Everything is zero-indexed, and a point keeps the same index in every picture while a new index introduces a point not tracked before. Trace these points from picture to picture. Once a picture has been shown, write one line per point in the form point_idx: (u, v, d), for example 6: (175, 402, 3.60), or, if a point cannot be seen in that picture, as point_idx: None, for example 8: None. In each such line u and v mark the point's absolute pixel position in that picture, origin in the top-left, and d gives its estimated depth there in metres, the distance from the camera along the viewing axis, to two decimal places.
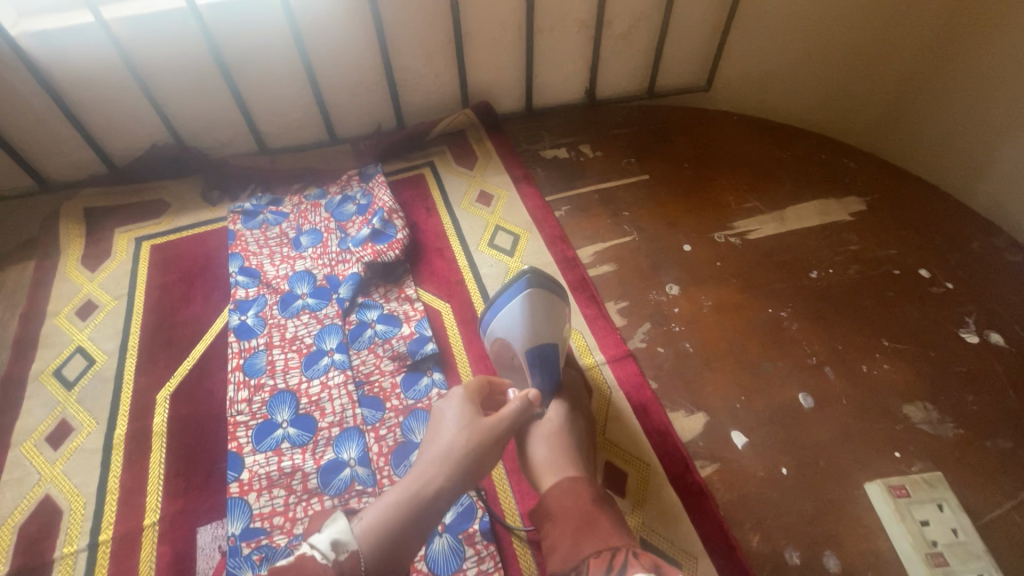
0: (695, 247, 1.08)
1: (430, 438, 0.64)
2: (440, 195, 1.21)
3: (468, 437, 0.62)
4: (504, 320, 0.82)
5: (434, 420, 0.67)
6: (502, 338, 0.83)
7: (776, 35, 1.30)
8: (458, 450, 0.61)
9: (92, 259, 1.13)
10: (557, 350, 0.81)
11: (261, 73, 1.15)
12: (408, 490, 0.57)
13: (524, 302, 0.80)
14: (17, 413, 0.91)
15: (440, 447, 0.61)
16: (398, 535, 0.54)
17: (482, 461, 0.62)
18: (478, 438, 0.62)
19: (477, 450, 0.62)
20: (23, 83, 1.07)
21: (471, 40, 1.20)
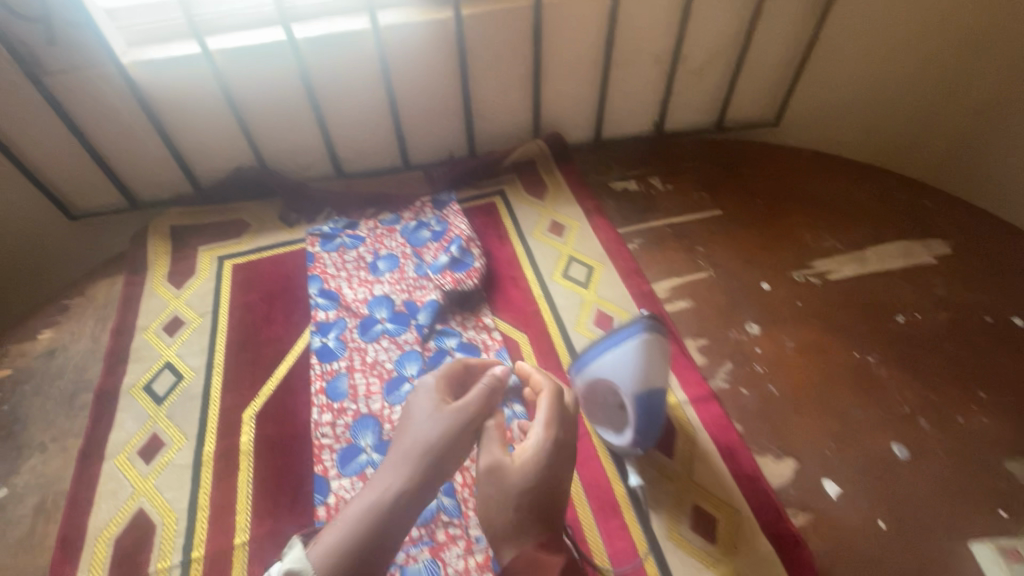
0: (774, 286, 1.06)
1: (399, 434, 0.71)
2: (512, 224, 1.23)
3: (436, 430, 0.69)
4: (612, 364, 0.77)
5: (403, 420, 0.73)
6: (606, 382, 0.79)
7: (845, 65, 1.30)
8: (423, 443, 0.68)
9: (177, 276, 1.17)
10: (664, 397, 0.78)
11: (347, 101, 1.19)
12: (372, 496, 0.64)
13: (639, 348, 0.76)
14: (111, 426, 0.94)
15: (406, 448, 0.68)
16: (367, 540, 0.61)
17: (447, 450, 0.69)
18: (443, 429, 0.69)
19: (441, 442, 0.68)
20: (127, 108, 1.12)
21: (548, 73, 1.23)
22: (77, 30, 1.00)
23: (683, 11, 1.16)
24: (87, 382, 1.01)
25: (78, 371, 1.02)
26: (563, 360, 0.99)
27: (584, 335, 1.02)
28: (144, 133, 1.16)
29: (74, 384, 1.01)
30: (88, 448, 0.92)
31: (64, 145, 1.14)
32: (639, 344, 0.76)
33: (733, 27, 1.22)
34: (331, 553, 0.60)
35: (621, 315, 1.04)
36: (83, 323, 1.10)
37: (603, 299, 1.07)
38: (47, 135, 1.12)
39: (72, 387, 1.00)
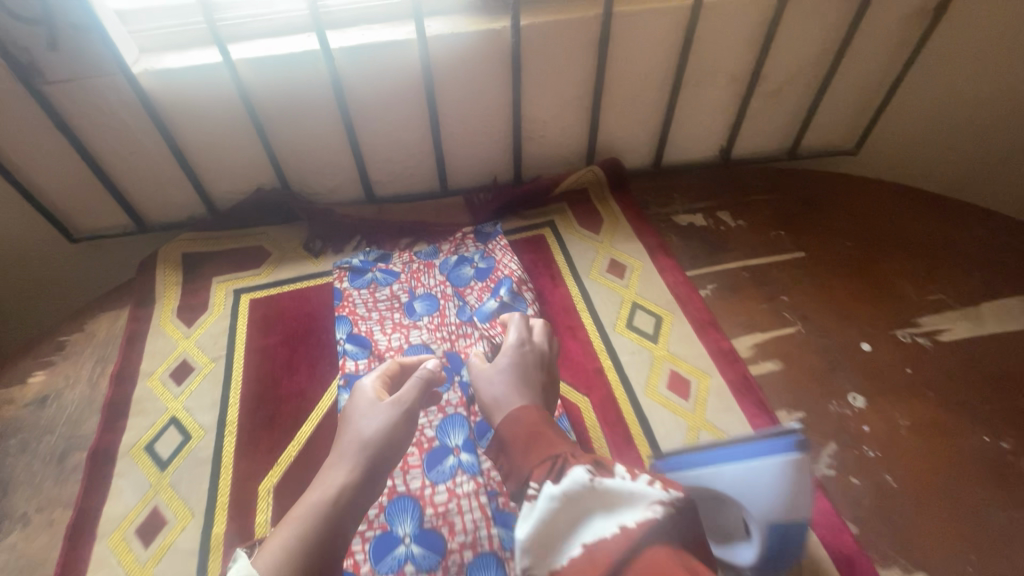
0: (877, 347, 0.91)
1: (341, 437, 0.73)
2: (565, 261, 1.09)
3: (380, 425, 0.72)
4: (746, 481, 0.62)
5: (343, 422, 0.75)
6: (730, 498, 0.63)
7: (939, 89, 1.15)
8: (370, 439, 0.71)
9: (188, 311, 1.03)
10: (802, 529, 0.65)
11: (383, 118, 1.05)
12: (321, 495, 0.65)
13: (789, 470, 0.62)
14: (106, 496, 0.81)
15: (349, 445, 0.70)
16: (319, 537, 0.61)
17: (391, 442, 0.72)
18: (387, 423, 0.73)
19: (385, 434, 0.72)
20: (137, 123, 0.99)
21: (610, 92, 1.09)
22: (82, 34, 0.87)
23: (769, 26, 1.02)
24: (82, 439, 0.87)
25: (72, 425, 0.89)
26: (633, 432, 0.84)
27: (656, 401, 0.87)
28: (156, 150, 1.03)
29: (66, 440, 0.87)
30: (77, 524, 0.78)
31: (65, 161, 1.01)
32: (791, 464, 0.62)
33: (822, 44, 1.07)
34: (282, 554, 0.59)
35: (699, 378, 0.89)
36: (79, 365, 0.97)
37: (675, 356, 0.92)
38: (47, 150, 0.99)
39: (64, 444, 0.87)
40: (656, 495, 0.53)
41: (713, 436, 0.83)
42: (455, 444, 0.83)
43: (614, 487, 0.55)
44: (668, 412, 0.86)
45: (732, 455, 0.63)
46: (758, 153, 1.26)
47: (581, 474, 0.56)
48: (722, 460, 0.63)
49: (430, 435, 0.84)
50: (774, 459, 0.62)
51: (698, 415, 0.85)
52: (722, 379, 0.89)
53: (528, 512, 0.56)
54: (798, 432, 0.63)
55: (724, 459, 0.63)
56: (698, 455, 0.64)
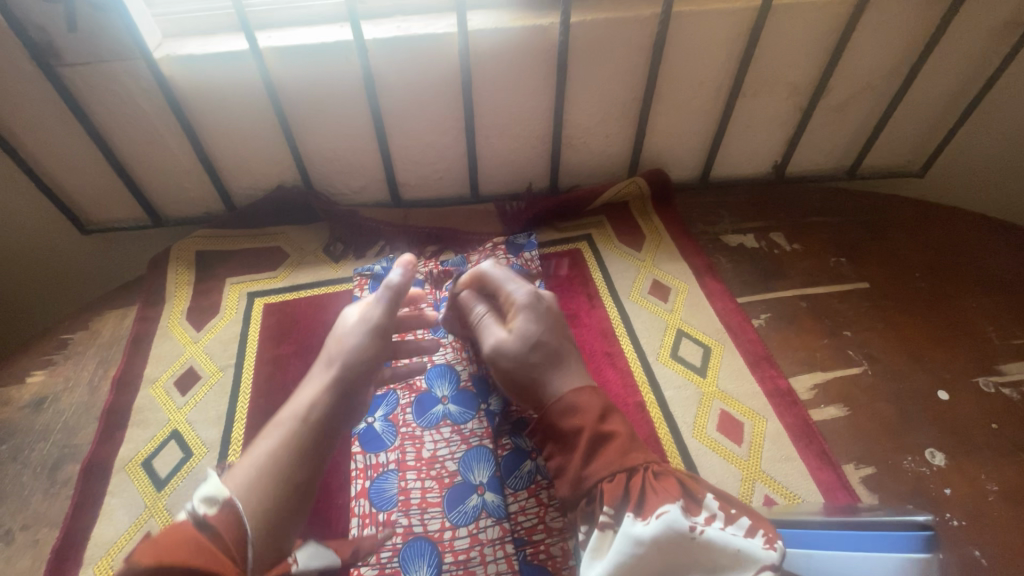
0: (955, 397, 0.82)
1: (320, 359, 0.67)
2: (604, 280, 1.00)
3: (359, 339, 0.66)
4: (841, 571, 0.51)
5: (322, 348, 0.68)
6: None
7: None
8: (345, 354, 0.65)
9: (198, 314, 0.97)
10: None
11: (416, 117, 0.98)
12: (292, 412, 0.60)
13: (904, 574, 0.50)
14: (97, 516, 0.74)
15: (325, 366, 0.65)
16: (289, 459, 0.56)
17: (371, 357, 0.66)
18: (367, 338, 0.67)
19: (362, 350, 0.65)
20: (155, 111, 0.92)
21: (661, 99, 1.00)
22: (102, 14, 0.80)
23: (843, 34, 0.92)
24: (76, 450, 0.81)
25: (68, 432, 0.83)
26: None
27: (705, 444, 0.78)
28: (174, 141, 0.97)
29: (60, 450, 0.81)
30: (63, 547, 0.71)
31: (79, 148, 0.95)
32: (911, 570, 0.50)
33: (898, 56, 0.97)
34: (251, 480, 0.54)
35: (754, 420, 0.80)
36: (81, 367, 0.90)
37: (726, 395, 0.83)
38: (58, 135, 0.93)
39: (57, 454, 0.80)
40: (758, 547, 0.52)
41: (770, 489, 0.74)
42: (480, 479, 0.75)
43: (716, 539, 0.53)
44: (718, 458, 0.77)
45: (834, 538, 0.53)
46: (816, 171, 1.16)
47: (675, 517, 0.53)
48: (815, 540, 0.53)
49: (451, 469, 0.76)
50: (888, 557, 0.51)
51: (753, 464, 0.76)
52: (779, 423, 0.80)
53: (603, 544, 0.54)
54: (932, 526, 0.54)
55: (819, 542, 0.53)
56: (790, 530, 0.55)
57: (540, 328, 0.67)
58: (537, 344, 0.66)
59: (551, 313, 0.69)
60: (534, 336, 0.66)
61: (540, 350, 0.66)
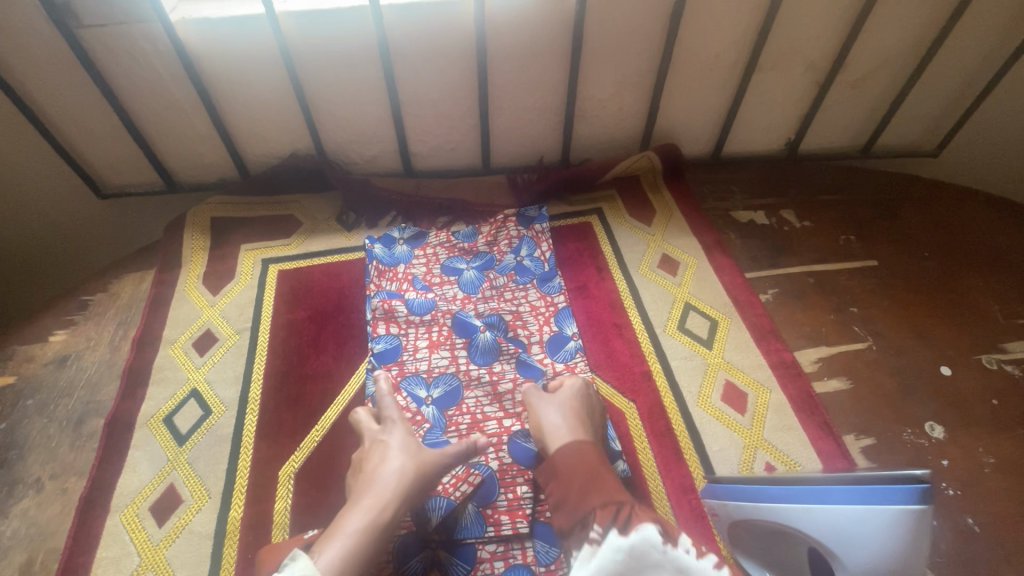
0: (957, 372, 0.84)
1: (376, 461, 0.66)
2: (614, 253, 1.01)
3: (416, 463, 0.65)
4: (843, 532, 0.49)
5: (374, 448, 0.68)
6: (818, 544, 0.51)
7: None
8: (410, 471, 0.64)
9: (214, 279, 0.98)
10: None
11: (429, 85, 0.98)
12: (364, 521, 0.59)
13: (907, 529, 0.47)
14: (122, 468, 0.77)
15: (388, 476, 0.64)
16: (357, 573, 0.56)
17: (422, 487, 0.65)
18: (424, 465, 0.66)
19: (418, 473, 0.65)
20: (171, 75, 0.92)
21: (677, 72, 0.99)
22: None
23: (862, 6, 0.91)
24: (100, 406, 0.84)
25: (91, 388, 0.85)
26: (683, 445, 0.77)
27: (709, 413, 0.80)
28: (189, 105, 0.97)
29: (84, 405, 0.84)
30: (90, 496, 0.74)
31: (96, 112, 0.96)
32: (908, 525, 0.47)
33: (918, 31, 0.96)
34: None
35: (757, 391, 0.82)
36: (101, 327, 0.93)
37: (731, 366, 0.85)
38: (75, 97, 0.93)
39: (81, 409, 0.83)
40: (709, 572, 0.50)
41: (771, 456, 0.76)
42: (494, 452, 0.77)
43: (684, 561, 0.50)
44: (721, 426, 0.79)
45: (828, 493, 0.51)
46: (829, 150, 1.15)
47: (652, 532, 0.52)
48: (810, 497, 0.51)
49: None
50: (886, 513, 0.47)
51: (755, 432, 0.78)
52: (782, 395, 0.81)
53: (590, 556, 0.52)
54: (928, 480, 0.48)
55: (814, 496, 0.51)
56: (791, 488, 0.53)
57: (577, 405, 0.72)
58: (584, 425, 0.69)
59: (589, 399, 0.74)
60: (569, 406, 0.71)
61: (568, 422, 0.69)
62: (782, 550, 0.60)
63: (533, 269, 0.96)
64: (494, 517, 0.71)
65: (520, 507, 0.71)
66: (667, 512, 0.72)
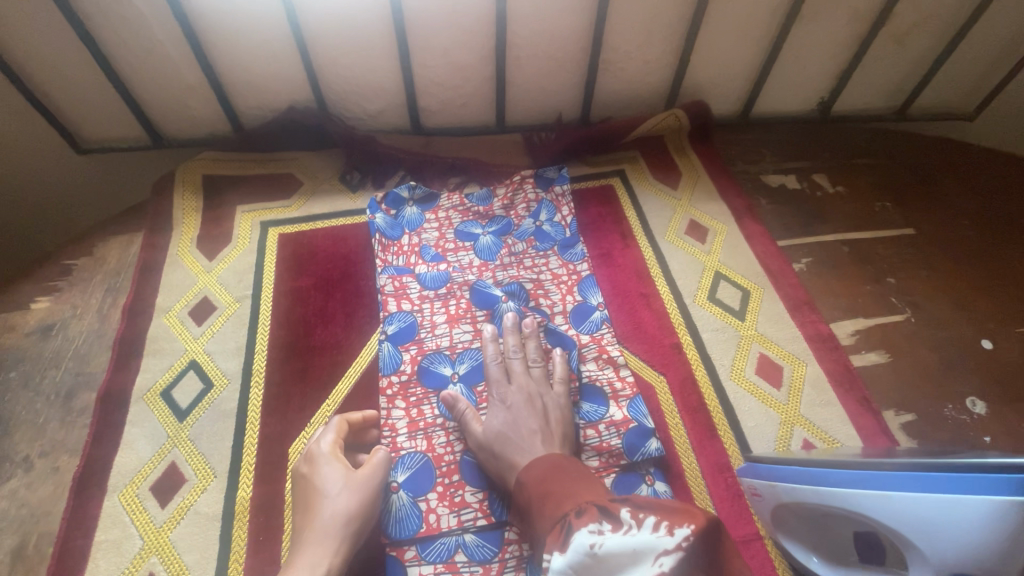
0: (999, 345, 0.80)
1: (310, 505, 0.62)
2: (638, 219, 0.95)
3: (349, 501, 0.61)
4: (924, 520, 0.45)
5: (306, 494, 0.63)
6: (892, 531, 0.48)
7: None
8: (342, 515, 0.60)
9: (209, 243, 0.91)
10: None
11: (440, 31, 0.89)
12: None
13: (1009, 524, 0.42)
14: (118, 445, 0.71)
15: (321, 523, 0.60)
16: None
17: (372, 518, 0.62)
18: (360, 500, 0.62)
19: (360, 514, 0.61)
20: (154, 12, 0.83)
21: (711, 20, 0.92)
22: None
23: None
24: (91, 378, 0.77)
25: (81, 359, 0.79)
26: (716, 420, 0.73)
27: (744, 387, 0.76)
28: (173, 47, 0.87)
29: (74, 378, 0.77)
30: (86, 475, 0.69)
31: (71, 53, 0.86)
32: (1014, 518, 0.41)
33: None
34: None
35: (794, 365, 0.78)
36: (88, 294, 0.85)
37: (765, 338, 0.80)
38: (47, 37, 0.83)
39: (70, 382, 0.77)
40: (664, 545, 0.48)
41: (809, 433, 0.73)
42: None
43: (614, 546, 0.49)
44: (756, 401, 0.75)
45: (907, 480, 0.47)
46: (862, 111, 1.09)
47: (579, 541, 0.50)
48: (887, 482, 0.48)
49: None
50: (983, 503, 0.42)
51: (791, 408, 0.75)
52: (819, 368, 0.78)
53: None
54: None
55: (893, 484, 0.47)
56: (864, 473, 0.50)
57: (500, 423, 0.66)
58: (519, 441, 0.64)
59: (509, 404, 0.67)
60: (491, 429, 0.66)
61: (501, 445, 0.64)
62: (832, 535, 0.58)
63: (554, 235, 0.90)
64: None
65: None
66: (702, 492, 0.69)
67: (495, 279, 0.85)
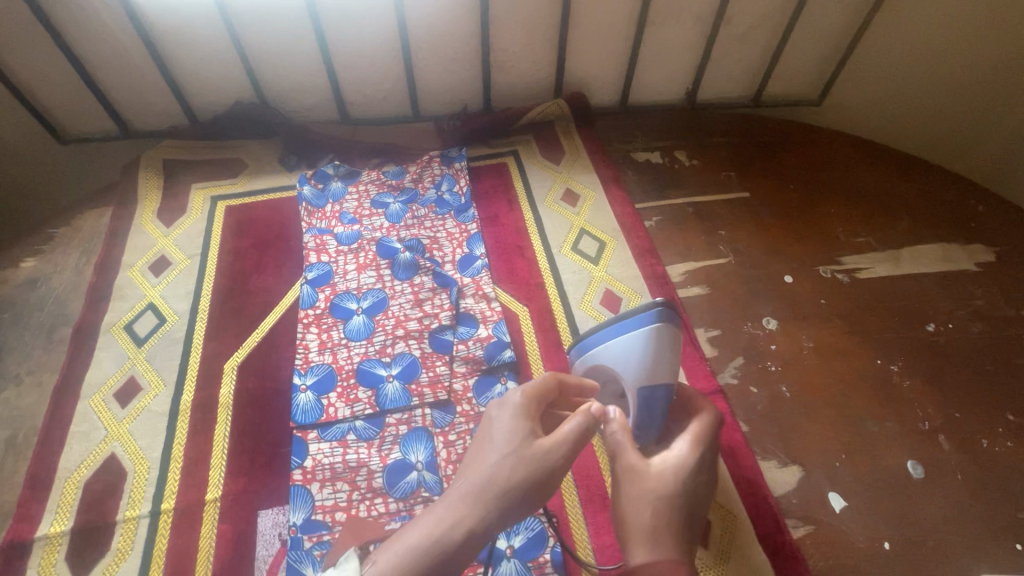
0: (797, 279, 1.00)
1: (477, 451, 0.57)
2: (524, 188, 1.15)
3: (514, 461, 0.54)
4: (622, 352, 0.72)
5: (479, 438, 0.59)
6: (612, 368, 0.74)
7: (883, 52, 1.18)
8: (500, 481, 0.53)
9: (168, 213, 1.10)
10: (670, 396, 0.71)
11: (355, 38, 1.09)
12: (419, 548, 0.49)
13: (653, 338, 0.70)
14: (88, 365, 0.90)
15: (480, 476, 0.53)
16: None
17: (533, 493, 0.54)
18: (526, 469, 0.54)
19: (525, 483, 0.53)
20: (118, 25, 1.02)
21: (578, 26, 1.12)
22: None
23: None
24: (67, 317, 0.96)
25: (60, 304, 0.98)
26: (563, 338, 0.94)
27: (589, 314, 0.96)
28: (135, 53, 1.07)
29: (54, 317, 0.96)
30: (63, 386, 0.88)
31: (50, 59, 1.05)
32: (654, 334, 0.70)
33: None
34: None
35: (631, 297, 0.98)
36: (67, 254, 1.04)
37: (612, 278, 1.00)
38: (31, 47, 1.03)
39: (52, 320, 0.96)
40: None
41: None
42: (417, 344, 0.91)
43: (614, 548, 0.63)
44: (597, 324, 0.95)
45: (615, 330, 0.73)
46: (724, 99, 1.30)
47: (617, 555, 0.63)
48: (605, 336, 0.75)
49: (395, 342, 0.91)
50: (641, 330, 0.70)
51: None
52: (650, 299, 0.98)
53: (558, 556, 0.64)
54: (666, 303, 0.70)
55: (607, 335, 0.74)
56: (597, 334, 0.76)
57: (676, 476, 0.58)
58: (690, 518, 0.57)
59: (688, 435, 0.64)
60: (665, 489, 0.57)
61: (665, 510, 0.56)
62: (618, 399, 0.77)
63: (452, 202, 1.10)
64: (418, 390, 0.86)
65: (439, 382, 0.87)
66: None
67: (398, 236, 1.05)
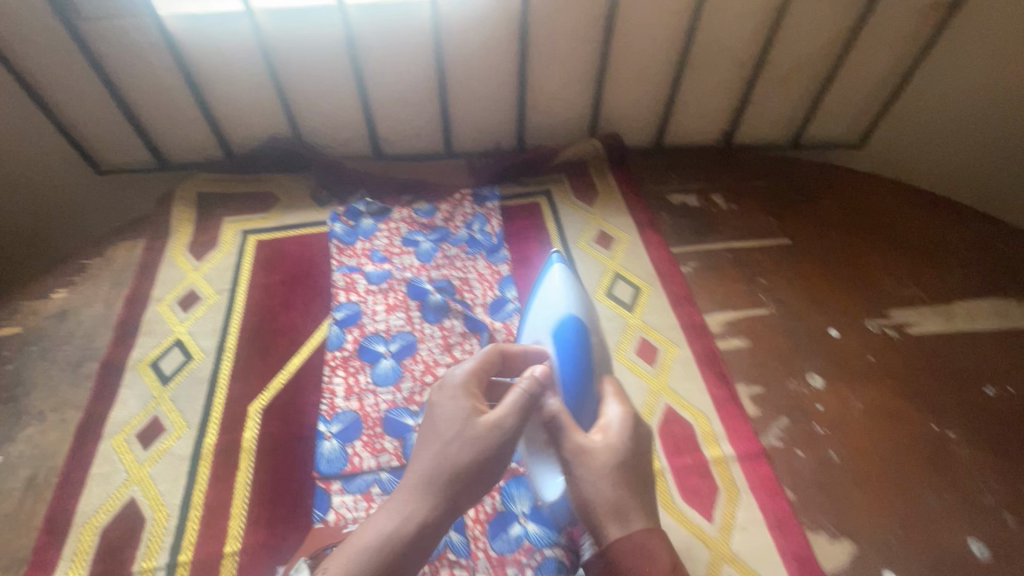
0: (843, 333, 0.96)
1: (423, 437, 0.62)
2: (556, 229, 1.13)
3: (460, 445, 0.60)
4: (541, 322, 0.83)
5: (425, 423, 0.63)
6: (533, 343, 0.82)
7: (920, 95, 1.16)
8: (449, 464, 0.59)
9: (198, 247, 1.10)
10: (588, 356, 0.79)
11: (392, 76, 1.10)
12: (387, 532, 0.57)
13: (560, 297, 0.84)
14: (113, 403, 0.89)
15: (431, 462, 0.59)
16: None
17: (488, 467, 0.60)
18: (473, 449, 0.59)
19: (473, 463, 0.59)
20: (162, 63, 1.04)
21: (615, 68, 1.11)
22: None
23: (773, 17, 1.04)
24: (95, 351, 0.96)
25: (88, 337, 0.97)
26: None
27: (624, 365, 0.93)
28: (176, 89, 1.09)
29: (81, 350, 0.96)
30: (87, 425, 0.86)
31: (95, 93, 1.08)
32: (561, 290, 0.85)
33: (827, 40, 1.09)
34: None
35: (668, 347, 0.94)
36: (97, 287, 1.04)
37: (648, 326, 0.97)
38: (78, 81, 1.05)
39: (79, 354, 0.95)
40: None
41: (673, 401, 0.88)
42: None
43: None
44: (632, 375, 0.91)
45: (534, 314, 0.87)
46: (762, 141, 1.27)
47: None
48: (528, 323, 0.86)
49: (424, 389, 0.90)
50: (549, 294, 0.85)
51: (660, 380, 0.91)
52: (689, 350, 0.94)
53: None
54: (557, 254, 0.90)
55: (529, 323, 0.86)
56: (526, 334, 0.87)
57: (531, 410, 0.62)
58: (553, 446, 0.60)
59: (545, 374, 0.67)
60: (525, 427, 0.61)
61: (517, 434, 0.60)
62: None
63: (483, 242, 1.08)
64: None
65: None
66: None
67: (429, 277, 1.03)
